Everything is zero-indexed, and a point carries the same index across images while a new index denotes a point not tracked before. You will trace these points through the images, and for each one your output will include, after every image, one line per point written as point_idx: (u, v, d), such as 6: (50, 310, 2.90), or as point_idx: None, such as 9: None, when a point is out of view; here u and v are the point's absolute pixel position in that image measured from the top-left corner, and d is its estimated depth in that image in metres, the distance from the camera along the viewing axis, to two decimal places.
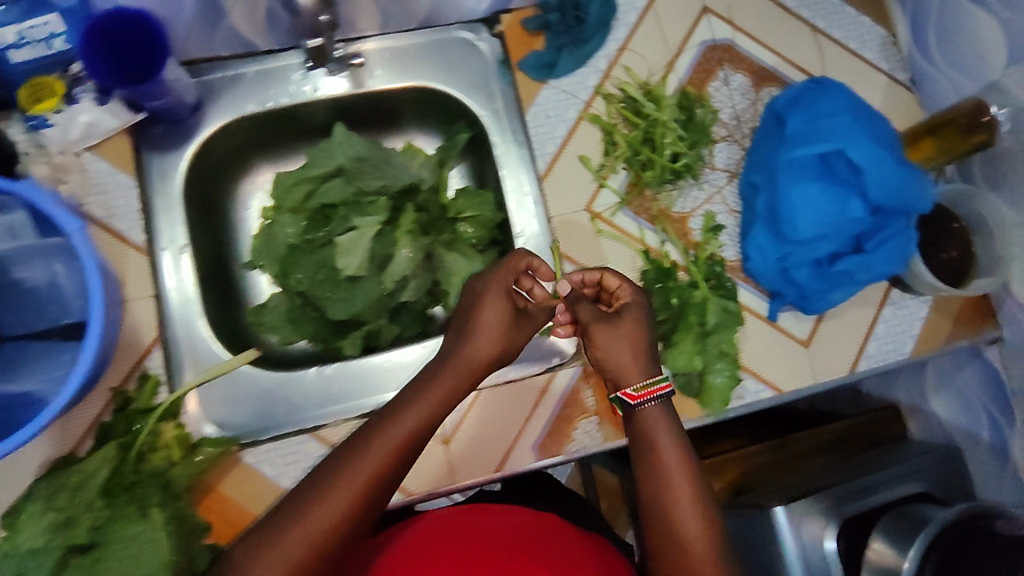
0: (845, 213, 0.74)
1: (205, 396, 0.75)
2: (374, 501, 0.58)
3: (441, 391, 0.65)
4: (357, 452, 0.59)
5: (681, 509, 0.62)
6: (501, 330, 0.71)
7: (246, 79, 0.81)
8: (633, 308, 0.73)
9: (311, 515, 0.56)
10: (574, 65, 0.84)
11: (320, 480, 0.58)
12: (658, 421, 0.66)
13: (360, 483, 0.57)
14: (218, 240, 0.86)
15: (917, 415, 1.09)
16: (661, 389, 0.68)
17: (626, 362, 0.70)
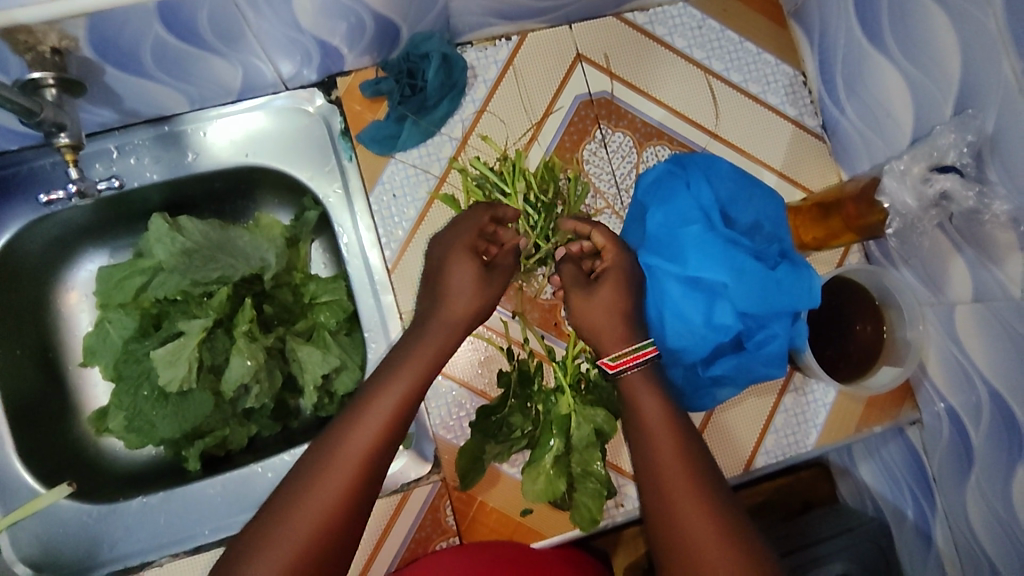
0: (711, 321, 0.65)
1: (18, 535, 0.69)
2: (370, 483, 0.52)
3: (413, 361, 0.59)
4: (350, 429, 0.53)
5: (662, 448, 0.55)
6: (479, 288, 0.64)
7: (43, 173, 0.73)
8: (613, 272, 0.63)
9: (295, 504, 0.49)
10: (419, 138, 0.74)
11: (311, 464, 0.52)
12: (641, 386, 0.58)
13: (357, 458, 0.52)
14: (45, 342, 0.78)
15: (847, 479, 0.99)
16: (645, 354, 0.59)
17: (608, 331, 0.61)
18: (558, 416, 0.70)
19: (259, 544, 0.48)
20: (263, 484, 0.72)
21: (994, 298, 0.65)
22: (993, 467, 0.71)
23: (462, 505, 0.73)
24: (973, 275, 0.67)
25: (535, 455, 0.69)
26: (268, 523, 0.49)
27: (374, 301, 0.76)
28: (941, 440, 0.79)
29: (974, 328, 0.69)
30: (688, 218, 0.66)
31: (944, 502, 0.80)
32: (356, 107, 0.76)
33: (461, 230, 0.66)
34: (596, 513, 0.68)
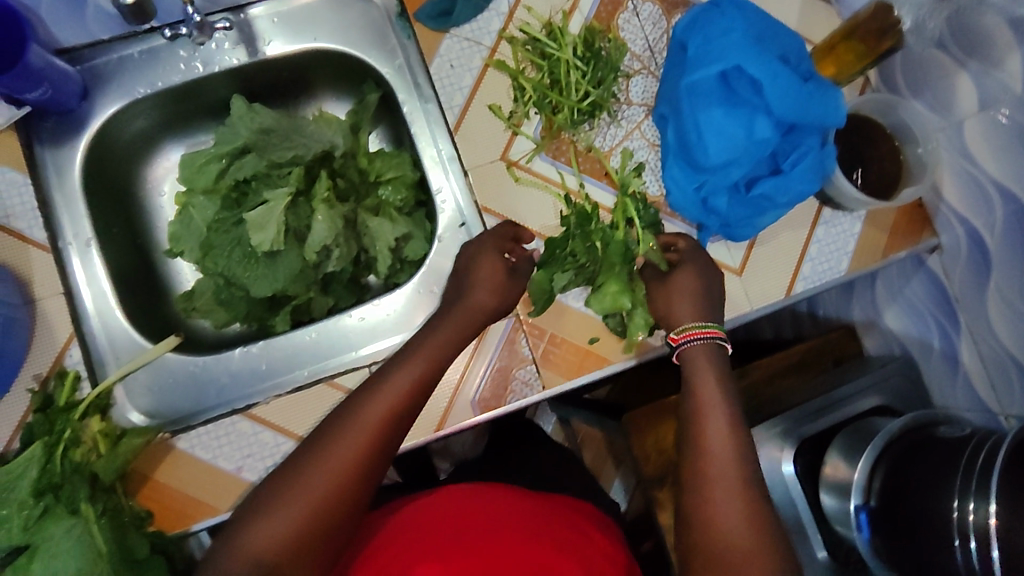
0: (753, 135, 0.74)
1: (131, 386, 0.74)
2: (389, 434, 0.62)
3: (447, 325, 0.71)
4: (375, 394, 0.63)
5: (708, 419, 0.67)
6: (501, 287, 0.74)
7: (133, 61, 0.78)
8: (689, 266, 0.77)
9: (326, 449, 0.60)
10: (473, 11, 0.81)
11: (342, 416, 0.62)
12: (700, 359, 0.71)
13: (374, 424, 0.62)
14: (134, 228, 0.84)
15: (873, 331, 1.09)
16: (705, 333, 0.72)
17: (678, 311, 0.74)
18: (616, 244, 0.76)
19: (295, 478, 0.58)
20: (353, 326, 0.79)
21: (998, 99, 0.74)
22: (1010, 266, 0.80)
23: (536, 336, 0.80)
24: (978, 84, 0.76)
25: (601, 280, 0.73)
26: (303, 462, 0.60)
27: (439, 165, 0.83)
28: (960, 257, 0.87)
29: (982, 137, 0.78)
30: (732, 38, 0.73)
31: (967, 319, 0.90)
32: None
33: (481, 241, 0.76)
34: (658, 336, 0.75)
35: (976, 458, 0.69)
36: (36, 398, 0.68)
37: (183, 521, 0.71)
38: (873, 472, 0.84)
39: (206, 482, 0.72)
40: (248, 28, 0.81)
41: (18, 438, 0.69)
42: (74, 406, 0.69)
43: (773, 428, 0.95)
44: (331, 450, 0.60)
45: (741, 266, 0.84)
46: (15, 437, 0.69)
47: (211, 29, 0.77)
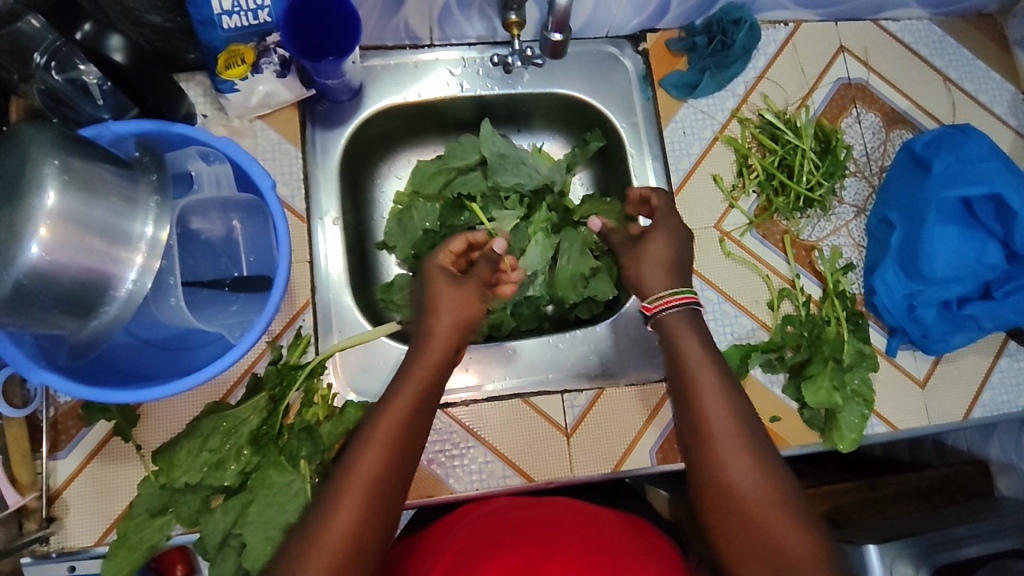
0: (982, 260, 0.76)
1: (346, 362, 0.78)
2: (380, 503, 0.57)
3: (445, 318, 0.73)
4: (350, 472, 0.58)
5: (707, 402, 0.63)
6: (461, 294, 0.75)
7: (404, 69, 0.87)
8: (656, 230, 0.77)
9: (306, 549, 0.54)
10: (714, 88, 0.88)
11: (308, 532, 0.55)
12: (681, 330, 0.69)
13: (360, 495, 0.57)
14: (360, 215, 0.90)
15: (1008, 473, 1.07)
16: (680, 298, 0.70)
17: (651, 278, 0.75)
18: (829, 340, 0.80)
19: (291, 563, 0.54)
20: (551, 351, 0.83)
21: None
22: None
23: None
24: None
25: (813, 372, 0.78)
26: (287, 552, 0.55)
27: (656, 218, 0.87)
28: None
29: None
30: (984, 166, 0.76)
31: None
32: (663, 60, 0.90)
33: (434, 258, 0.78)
34: (858, 434, 0.77)
35: None
36: (272, 350, 0.73)
37: None
38: None
39: None
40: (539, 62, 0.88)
41: (243, 384, 0.74)
42: (302, 366, 0.73)
43: (909, 548, 0.90)
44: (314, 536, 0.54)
45: (926, 379, 0.84)
46: (239, 383, 0.74)
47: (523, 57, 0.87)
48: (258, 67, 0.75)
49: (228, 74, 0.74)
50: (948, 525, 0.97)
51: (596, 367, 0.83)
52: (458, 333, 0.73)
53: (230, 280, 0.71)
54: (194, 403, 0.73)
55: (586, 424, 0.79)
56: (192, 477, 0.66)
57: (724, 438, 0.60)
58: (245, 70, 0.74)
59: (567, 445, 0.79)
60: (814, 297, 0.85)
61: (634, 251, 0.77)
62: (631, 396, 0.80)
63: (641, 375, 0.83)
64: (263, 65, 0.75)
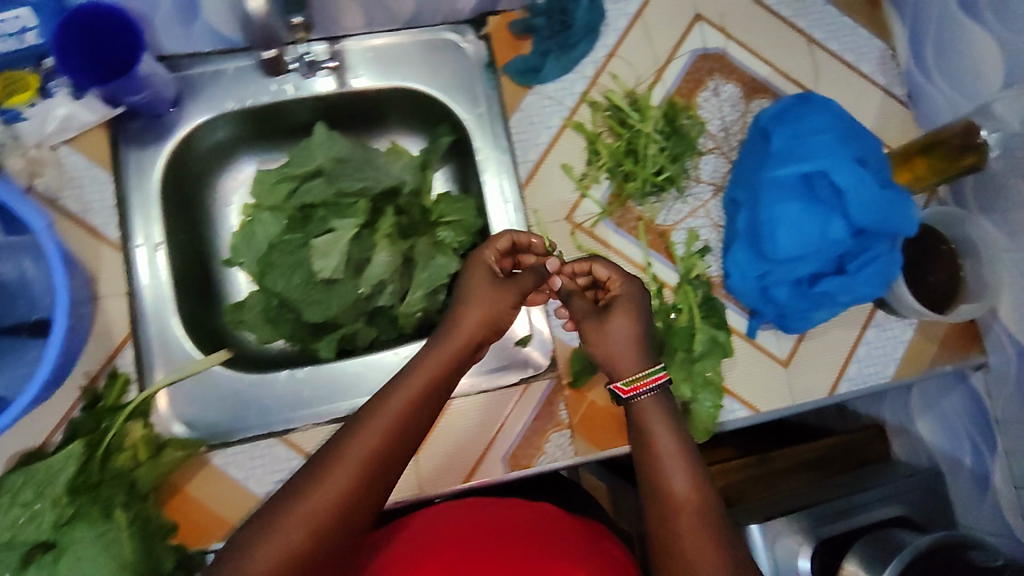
0: (827, 235, 0.72)
1: (176, 394, 0.75)
2: (375, 480, 0.57)
3: (474, 308, 0.71)
4: (346, 451, 0.57)
5: (671, 474, 0.62)
6: (494, 296, 0.73)
7: (225, 75, 0.81)
8: (621, 301, 0.72)
9: (280, 524, 0.54)
10: (559, 72, 0.83)
11: (281, 504, 0.55)
12: (652, 412, 0.66)
13: (352, 473, 0.56)
14: (200, 233, 0.86)
15: (902, 435, 1.05)
16: (654, 381, 0.67)
17: (622, 358, 0.70)
18: (680, 330, 0.78)
19: (266, 528, 0.54)
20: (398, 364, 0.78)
21: None
22: None
23: (575, 401, 0.79)
24: None
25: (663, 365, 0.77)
26: (266, 521, 0.54)
27: (505, 215, 0.84)
28: (1009, 377, 0.85)
29: None
30: (821, 137, 0.73)
31: (1006, 443, 0.87)
32: (506, 42, 0.84)
33: (480, 252, 0.76)
34: (712, 424, 0.76)
35: None
36: (87, 393, 0.71)
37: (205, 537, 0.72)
38: None
39: (235, 500, 0.72)
40: (331, 65, 0.82)
41: (61, 430, 0.71)
42: (121, 407, 0.71)
43: (794, 523, 0.91)
44: (299, 509, 0.54)
45: (788, 358, 0.82)
46: (58, 429, 0.71)
47: (314, 67, 0.81)
48: (45, 90, 0.76)
49: (11, 102, 0.75)
50: (851, 492, 0.96)
51: None
52: (483, 329, 0.71)
53: (29, 326, 0.67)
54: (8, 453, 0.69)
55: (435, 437, 0.77)
56: None
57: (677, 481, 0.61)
58: (29, 94, 0.75)
59: (415, 461, 0.76)
60: (669, 283, 0.83)
61: (597, 326, 0.72)
62: (479, 405, 0.78)
63: (493, 381, 0.80)
64: (49, 86, 0.76)
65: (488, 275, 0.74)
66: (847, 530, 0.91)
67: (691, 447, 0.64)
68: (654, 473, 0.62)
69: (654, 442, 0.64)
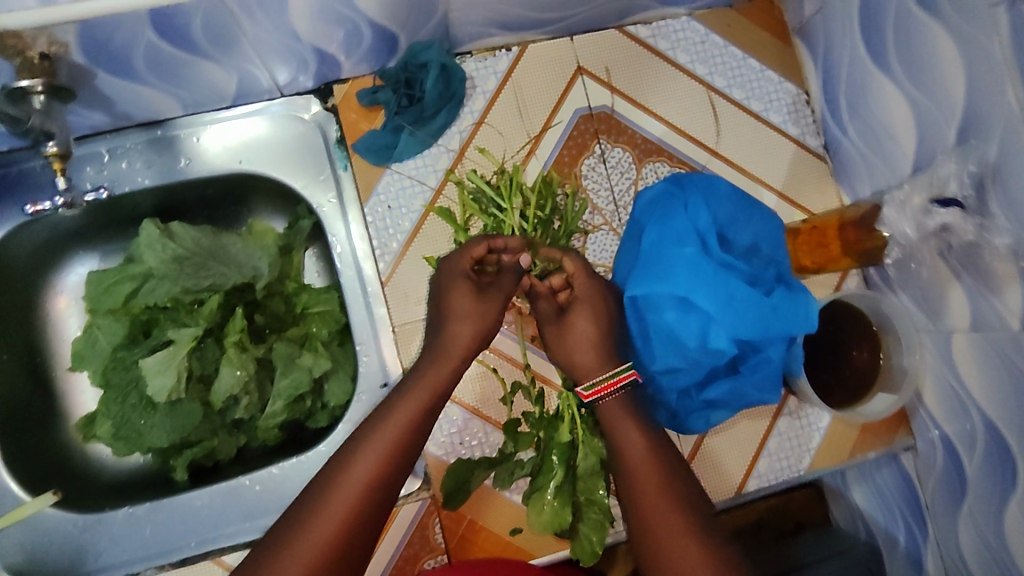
0: (706, 345, 0.63)
1: (3, 542, 0.68)
2: (378, 505, 0.51)
3: (460, 316, 0.62)
4: (341, 476, 0.51)
5: (645, 483, 0.55)
6: (471, 315, 0.61)
7: (32, 175, 0.72)
8: (580, 300, 0.63)
9: (276, 560, 0.47)
10: (418, 147, 0.74)
11: (292, 526, 0.49)
12: (620, 416, 0.59)
13: (351, 502, 0.50)
14: (35, 344, 0.78)
15: (839, 502, 0.94)
16: (621, 382, 0.60)
17: (584, 362, 0.62)
18: (559, 442, 0.69)
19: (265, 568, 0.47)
20: (251, 496, 0.71)
21: (992, 328, 0.64)
22: (986, 497, 0.69)
23: (451, 523, 0.71)
24: (972, 304, 0.66)
25: (538, 486, 0.68)
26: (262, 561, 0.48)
27: (367, 314, 0.74)
28: (935, 467, 0.77)
29: (972, 357, 0.67)
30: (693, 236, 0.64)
31: (937, 532, 0.78)
32: (351, 116, 0.75)
33: (451, 260, 0.63)
34: (596, 549, 0.66)
35: None
36: None
37: None
38: None
39: None
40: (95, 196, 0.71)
41: None
42: None
43: None
44: (296, 542, 0.48)
45: (691, 456, 0.75)
46: None
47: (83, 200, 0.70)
48: None
49: None
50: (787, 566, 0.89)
51: None
52: (477, 343, 0.62)
53: None
54: None
55: None
56: None
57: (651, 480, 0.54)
58: None
59: None
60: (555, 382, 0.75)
61: (557, 330, 0.64)
62: None
63: None
64: None
65: (469, 280, 0.62)
66: None
67: (665, 450, 0.57)
68: (632, 474, 0.56)
69: (628, 454, 0.57)
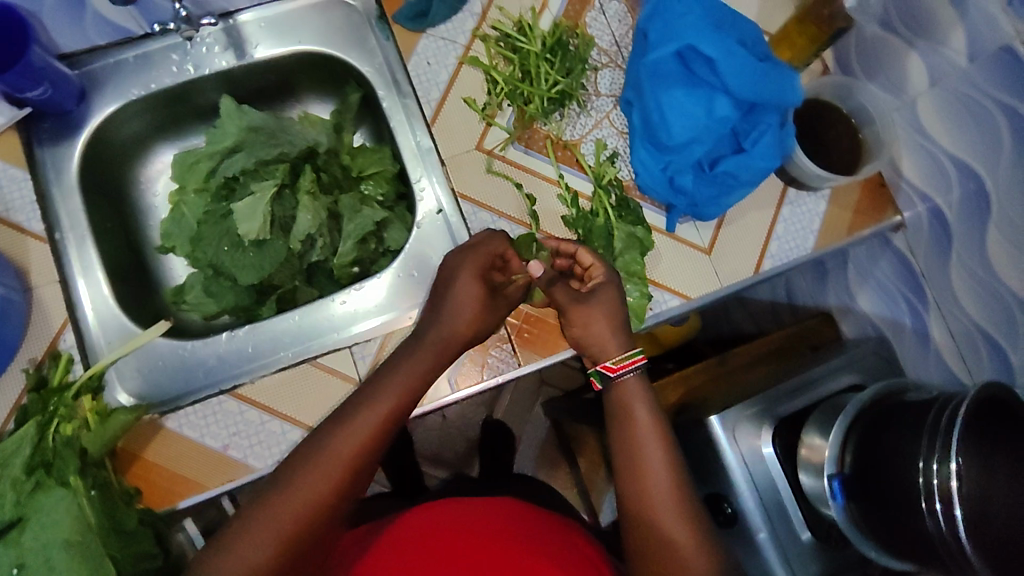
0: (713, 113, 0.80)
1: (122, 370, 0.77)
2: (361, 469, 0.64)
3: (458, 310, 0.73)
4: (339, 439, 0.64)
5: (657, 476, 0.69)
6: (478, 306, 0.74)
7: (127, 66, 0.83)
8: (604, 285, 0.77)
9: (281, 499, 0.61)
10: (448, 12, 0.86)
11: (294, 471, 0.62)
12: (636, 390, 0.74)
13: (344, 463, 0.63)
14: (130, 222, 0.90)
15: (848, 316, 1.10)
16: (636, 362, 0.74)
17: (607, 340, 0.75)
18: (598, 229, 0.81)
19: (268, 508, 0.60)
20: (336, 311, 0.82)
21: (947, 75, 0.78)
22: (971, 235, 0.83)
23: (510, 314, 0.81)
24: (926, 63, 0.81)
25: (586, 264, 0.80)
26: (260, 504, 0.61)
27: (418, 152, 0.87)
28: (924, 232, 0.90)
29: (938, 114, 0.82)
30: (688, 19, 0.79)
31: (935, 295, 0.92)
32: None
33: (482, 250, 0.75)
34: (643, 312, 0.80)
35: (940, 419, 0.70)
36: (30, 378, 0.71)
37: (170, 498, 0.73)
38: (845, 445, 0.85)
39: (194, 458, 0.74)
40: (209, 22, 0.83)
41: (13, 418, 0.71)
42: (68, 385, 0.72)
43: (750, 409, 0.93)
44: (299, 484, 0.61)
45: (710, 247, 0.84)
46: (10, 417, 0.72)
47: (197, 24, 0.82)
48: None
49: None
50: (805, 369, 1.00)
51: (384, 312, 0.83)
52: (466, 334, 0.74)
53: None
54: None
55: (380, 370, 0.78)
56: None
57: (657, 479, 0.68)
58: None
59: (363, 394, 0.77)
60: (583, 192, 0.85)
61: (585, 311, 0.75)
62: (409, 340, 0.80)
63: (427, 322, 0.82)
64: None
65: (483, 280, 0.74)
66: (800, 408, 0.95)
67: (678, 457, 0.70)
68: (631, 463, 0.70)
69: (640, 428, 0.71)
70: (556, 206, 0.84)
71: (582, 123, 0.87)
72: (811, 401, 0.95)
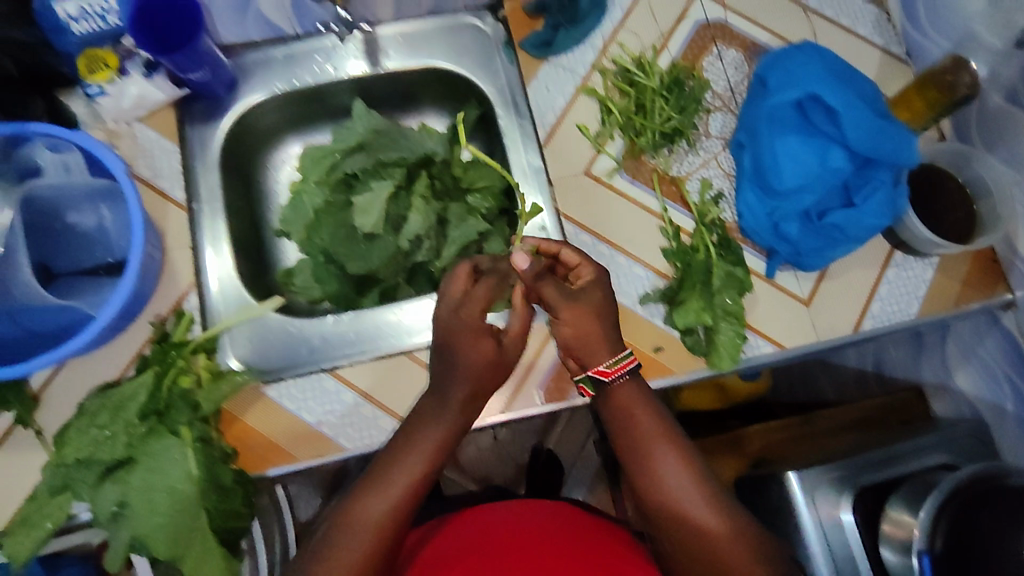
0: (826, 163, 0.81)
1: (235, 337, 0.83)
2: (400, 517, 0.68)
3: (477, 360, 0.72)
4: (374, 488, 0.68)
5: (680, 480, 0.70)
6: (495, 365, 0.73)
7: (275, 62, 0.92)
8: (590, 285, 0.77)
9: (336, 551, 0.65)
10: (572, 43, 0.91)
11: (342, 531, 0.66)
12: (632, 399, 0.74)
13: (381, 515, 0.67)
14: (254, 205, 0.97)
15: (942, 394, 1.06)
16: (632, 364, 0.75)
17: (593, 344, 0.75)
18: (698, 264, 0.82)
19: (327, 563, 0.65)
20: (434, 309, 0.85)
21: None
22: None
23: None
24: None
25: (683, 297, 0.81)
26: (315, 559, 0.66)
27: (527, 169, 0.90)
28: None
29: None
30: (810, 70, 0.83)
31: None
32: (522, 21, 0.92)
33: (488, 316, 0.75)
34: (735, 351, 0.79)
35: None
36: (156, 330, 0.77)
37: (261, 464, 0.77)
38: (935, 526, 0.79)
39: (290, 431, 0.78)
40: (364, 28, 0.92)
41: (134, 365, 0.78)
42: (186, 343, 0.78)
43: (832, 473, 0.90)
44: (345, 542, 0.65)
45: (809, 299, 0.84)
46: (132, 364, 0.79)
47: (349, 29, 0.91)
48: (123, 71, 0.80)
49: (94, 77, 0.80)
50: (894, 440, 0.97)
51: None
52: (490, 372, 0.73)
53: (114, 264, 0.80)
54: (87, 383, 0.77)
55: None
56: (81, 453, 0.69)
57: (682, 487, 0.69)
58: (109, 72, 0.80)
59: None
60: (686, 229, 0.87)
61: (572, 313, 0.76)
62: None
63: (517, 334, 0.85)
64: (127, 67, 0.81)
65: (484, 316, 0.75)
66: (884, 479, 0.91)
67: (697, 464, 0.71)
68: (649, 481, 0.70)
69: (658, 450, 0.71)
70: (657, 240, 0.86)
71: (693, 161, 0.89)
72: (896, 474, 0.92)
